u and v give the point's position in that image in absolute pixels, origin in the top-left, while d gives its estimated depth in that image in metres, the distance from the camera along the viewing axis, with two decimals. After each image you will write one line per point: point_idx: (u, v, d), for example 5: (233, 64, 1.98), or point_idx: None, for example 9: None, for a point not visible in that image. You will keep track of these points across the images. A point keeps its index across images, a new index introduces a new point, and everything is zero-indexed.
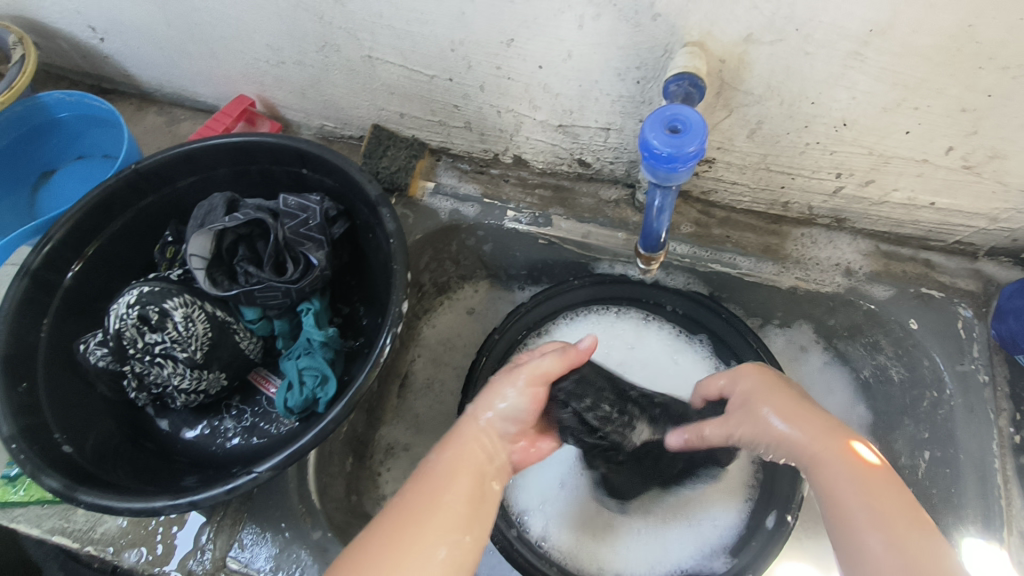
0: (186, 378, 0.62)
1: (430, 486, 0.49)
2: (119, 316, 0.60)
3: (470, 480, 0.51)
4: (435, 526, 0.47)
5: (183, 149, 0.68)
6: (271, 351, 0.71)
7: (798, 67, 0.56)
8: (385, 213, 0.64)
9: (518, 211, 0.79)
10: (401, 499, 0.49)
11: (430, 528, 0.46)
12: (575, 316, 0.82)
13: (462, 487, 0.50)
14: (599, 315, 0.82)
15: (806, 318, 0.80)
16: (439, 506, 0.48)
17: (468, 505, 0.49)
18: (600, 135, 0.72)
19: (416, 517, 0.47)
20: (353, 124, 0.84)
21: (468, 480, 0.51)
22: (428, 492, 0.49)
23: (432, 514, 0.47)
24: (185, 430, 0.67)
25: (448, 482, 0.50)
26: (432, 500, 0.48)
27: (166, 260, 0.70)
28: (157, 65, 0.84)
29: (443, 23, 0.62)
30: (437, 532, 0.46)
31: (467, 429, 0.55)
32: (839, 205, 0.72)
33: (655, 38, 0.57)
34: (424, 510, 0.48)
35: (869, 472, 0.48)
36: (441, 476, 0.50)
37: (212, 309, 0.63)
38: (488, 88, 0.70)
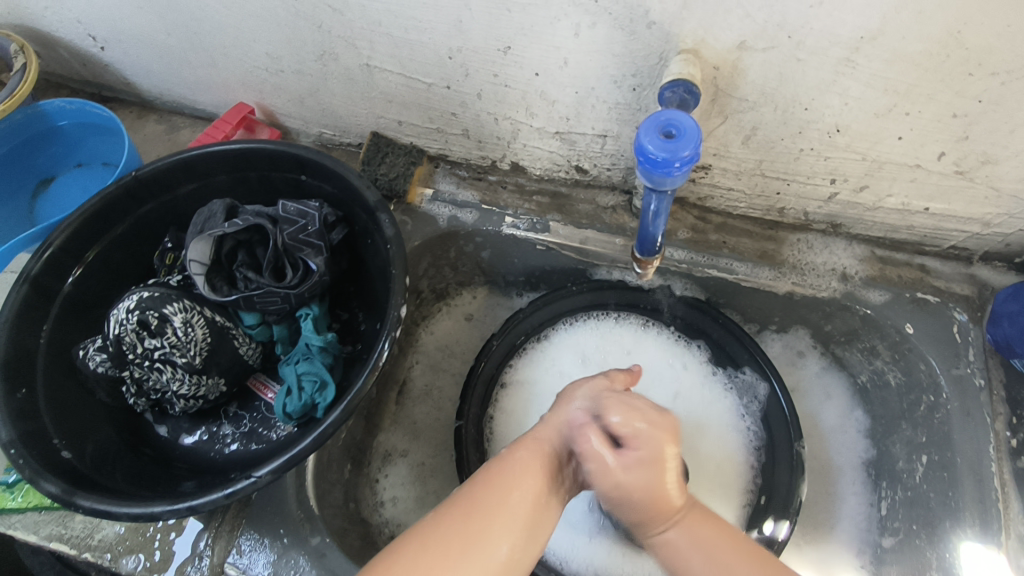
0: (184, 383, 0.62)
1: (495, 481, 0.51)
2: (118, 321, 0.60)
3: (544, 482, 0.51)
4: (499, 527, 0.48)
5: (184, 156, 0.68)
6: (269, 357, 0.71)
7: (791, 74, 0.56)
8: (384, 219, 0.65)
9: (516, 217, 0.80)
10: (471, 488, 0.50)
11: (494, 527, 0.48)
12: (573, 321, 0.82)
13: (532, 488, 0.50)
14: (598, 320, 0.82)
15: (803, 323, 0.80)
16: (505, 506, 0.49)
17: (534, 509, 0.50)
18: (597, 142, 0.72)
19: (484, 514, 0.48)
20: (351, 131, 0.84)
21: (539, 482, 0.51)
22: (498, 486, 0.50)
23: (500, 514, 0.48)
24: (183, 436, 0.67)
25: (516, 477, 0.51)
26: (501, 498, 0.49)
27: (165, 266, 0.70)
28: (157, 73, 0.84)
29: (441, 31, 0.63)
30: (504, 530, 0.48)
31: (545, 430, 0.55)
32: (834, 211, 0.73)
33: (650, 45, 0.58)
34: (491, 504, 0.49)
35: (698, 534, 0.51)
36: (516, 474, 0.51)
37: (212, 315, 0.63)
38: (485, 96, 0.70)
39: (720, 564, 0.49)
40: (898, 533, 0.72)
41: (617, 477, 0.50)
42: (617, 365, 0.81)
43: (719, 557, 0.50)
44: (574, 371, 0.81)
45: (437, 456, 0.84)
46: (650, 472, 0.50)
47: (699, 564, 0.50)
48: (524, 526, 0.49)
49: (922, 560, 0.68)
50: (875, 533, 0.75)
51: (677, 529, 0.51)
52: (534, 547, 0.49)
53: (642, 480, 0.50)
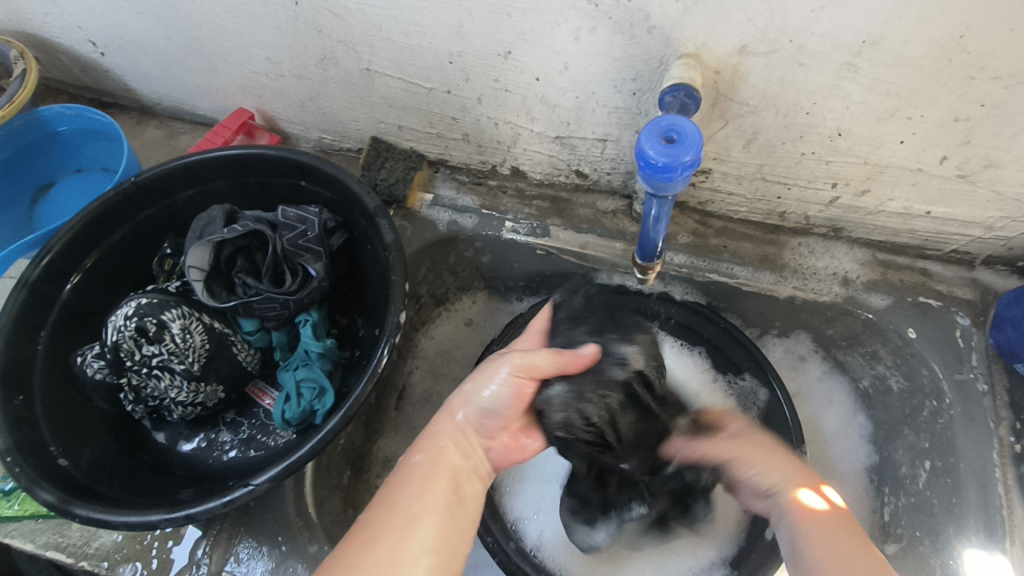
0: (182, 391, 0.62)
1: (397, 499, 0.50)
2: (116, 328, 0.60)
3: (444, 491, 0.51)
4: (415, 541, 0.47)
5: (183, 162, 0.68)
6: (268, 363, 0.70)
7: (792, 78, 0.56)
8: (383, 224, 0.64)
9: (516, 222, 0.80)
10: (375, 512, 0.49)
11: (410, 541, 0.47)
12: None
13: (438, 496, 0.51)
14: None
15: (804, 327, 0.80)
16: (408, 521, 0.48)
17: (449, 516, 0.50)
18: (597, 146, 0.72)
19: (394, 532, 0.47)
20: (351, 136, 0.84)
21: (444, 489, 0.52)
22: (393, 504, 0.49)
23: (407, 531, 0.48)
24: (181, 443, 0.67)
25: (417, 497, 0.51)
26: (398, 509, 0.49)
27: (164, 272, 0.70)
28: (157, 79, 0.84)
29: (441, 36, 0.63)
30: (414, 550, 0.47)
31: (440, 435, 0.56)
32: (835, 215, 0.72)
33: (650, 49, 0.57)
34: (392, 524, 0.48)
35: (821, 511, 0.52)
36: (405, 491, 0.51)
37: (210, 321, 0.63)
38: (485, 101, 0.70)
39: (839, 529, 0.51)
40: (902, 539, 0.72)
41: (742, 451, 0.60)
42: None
43: (839, 539, 0.50)
44: None
45: None
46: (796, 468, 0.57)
47: (817, 537, 0.50)
48: (438, 542, 0.48)
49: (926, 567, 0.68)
50: (878, 539, 0.74)
51: (805, 501, 0.54)
52: (456, 551, 0.49)
53: (795, 470, 0.57)
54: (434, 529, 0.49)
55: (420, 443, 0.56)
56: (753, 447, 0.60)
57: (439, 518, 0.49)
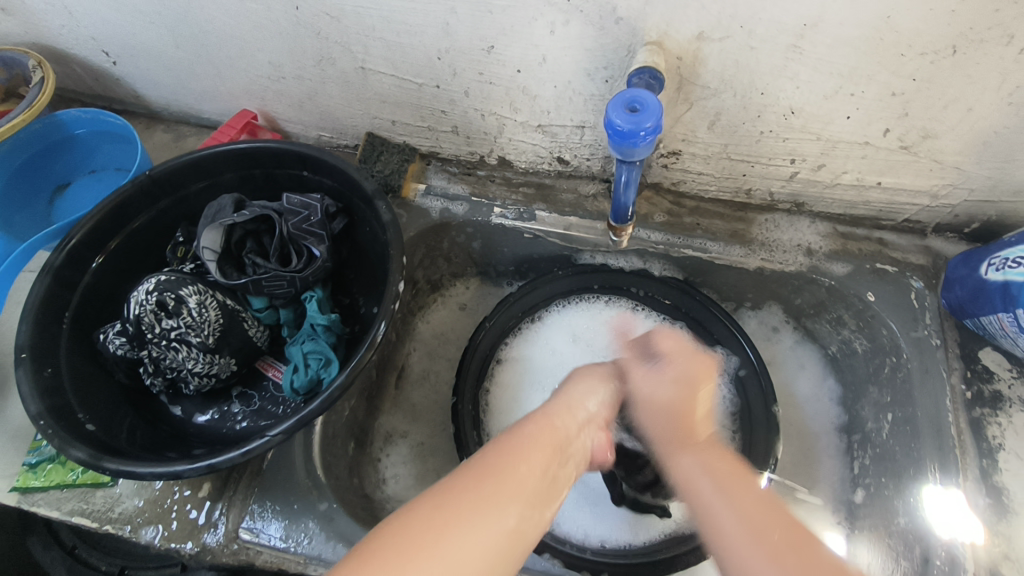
0: (199, 362, 0.67)
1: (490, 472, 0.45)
2: (139, 302, 0.65)
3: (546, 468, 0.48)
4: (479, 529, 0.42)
5: (193, 156, 0.74)
6: (276, 340, 0.75)
7: (745, 60, 0.63)
8: (380, 206, 0.70)
9: (504, 207, 0.86)
10: (475, 483, 0.44)
11: (478, 523, 0.42)
12: (566, 304, 0.88)
13: (546, 461, 0.48)
14: (588, 303, 0.88)
15: (775, 298, 0.86)
16: (512, 498, 0.44)
17: (544, 481, 0.47)
18: (576, 133, 0.79)
19: (469, 511, 0.42)
20: (348, 133, 0.90)
21: (550, 458, 0.48)
22: (495, 469, 0.46)
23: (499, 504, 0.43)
24: (196, 415, 0.71)
25: (526, 459, 0.47)
26: (511, 471, 0.46)
27: (177, 259, 0.75)
28: (166, 85, 0.90)
29: (430, 34, 0.69)
30: (516, 500, 0.44)
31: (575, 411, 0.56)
32: (797, 190, 0.79)
33: (618, 39, 0.64)
34: (480, 495, 0.43)
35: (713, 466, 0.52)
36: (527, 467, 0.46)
37: (223, 298, 0.68)
38: (472, 93, 0.77)
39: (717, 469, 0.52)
40: (870, 487, 0.76)
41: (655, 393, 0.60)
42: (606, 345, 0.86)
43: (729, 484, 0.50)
44: (564, 348, 0.87)
45: (435, 436, 0.88)
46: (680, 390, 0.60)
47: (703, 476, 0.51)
48: (535, 502, 0.45)
49: (891, 511, 0.71)
50: (849, 490, 0.80)
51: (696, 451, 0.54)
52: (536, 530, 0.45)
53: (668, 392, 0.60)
54: (525, 512, 0.44)
55: (535, 411, 0.53)
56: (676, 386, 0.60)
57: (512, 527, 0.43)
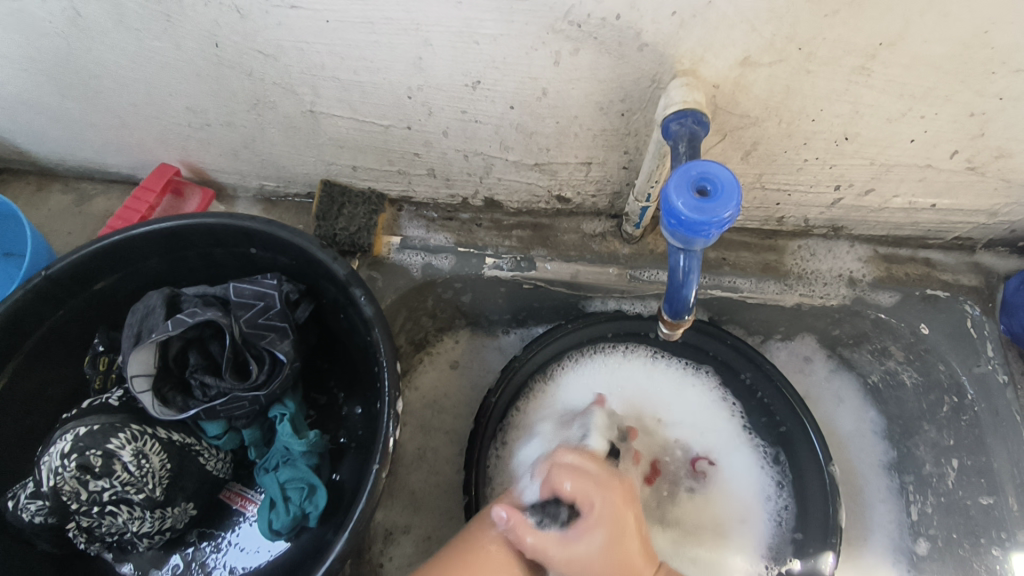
0: (146, 522, 0.53)
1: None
2: (54, 469, 0.50)
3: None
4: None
5: (104, 245, 0.57)
6: (241, 463, 0.61)
7: (798, 86, 0.51)
8: (358, 293, 0.56)
9: (498, 257, 0.72)
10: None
11: None
12: (579, 357, 0.75)
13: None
14: (605, 353, 0.76)
15: (809, 330, 0.76)
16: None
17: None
18: (581, 170, 0.65)
19: None
20: (297, 181, 0.74)
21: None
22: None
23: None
24: (153, 573, 0.58)
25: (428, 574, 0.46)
26: None
27: (100, 374, 0.59)
28: (56, 139, 0.72)
29: (397, 70, 0.54)
30: None
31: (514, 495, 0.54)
32: (836, 216, 0.68)
33: (641, 68, 0.50)
34: None
35: None
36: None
37: (168, 435, 0.53)
38: (452, 133, 0.62)
39: None
40: (936, 539, 0.70)
41: None
42: (633, 400, 0.75)
43: None
44: None
45: (442, 526, 0.77)
46: None
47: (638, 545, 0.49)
48: None
49: (970, 569, 0.67)
50: (908, 540, 0.73)
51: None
52: None
53: None
54: None
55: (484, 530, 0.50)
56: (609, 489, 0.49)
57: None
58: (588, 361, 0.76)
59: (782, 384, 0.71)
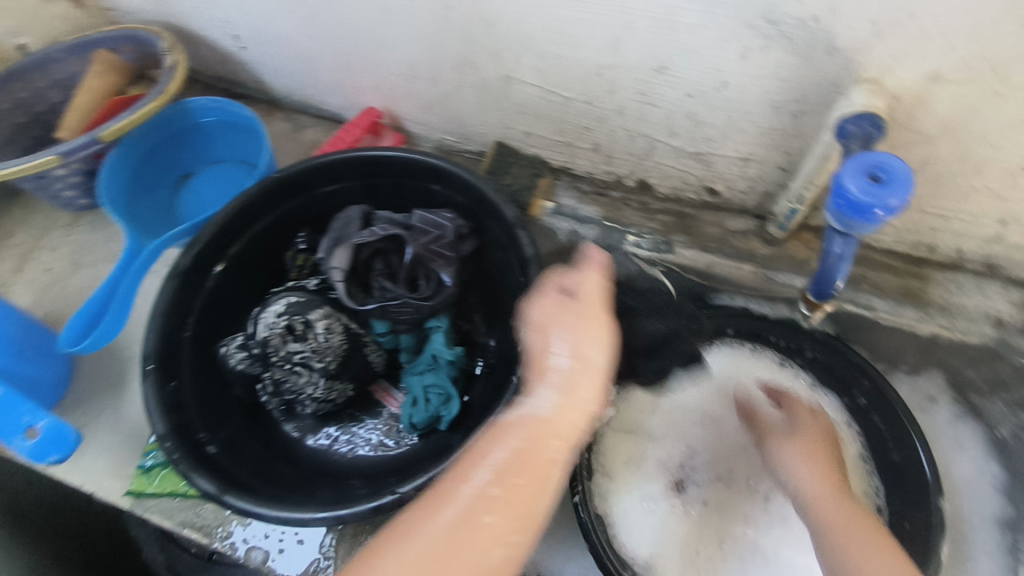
0: (319, 387, 0.64)
1: (486, 453, 0.42)
2: (267, 325, 0.62)
3: (521, 482, 0.41)
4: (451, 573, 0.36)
5: (322, 161, 0.69)
6: (392, 365, 0.72)
7: (982, 108, 0.52)
8: (523, 237, 0.64)
9: (640, 235, 0.77)
10: (461, 467, 0.42)
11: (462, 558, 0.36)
12: (706, 347, 0.78)
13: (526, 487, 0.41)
14: (733, 349, 0.78)
15: (940, 366, 0.74)
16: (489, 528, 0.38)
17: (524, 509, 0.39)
18: (738, 165, 0.70)
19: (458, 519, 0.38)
20: (474, 140, 0.84)
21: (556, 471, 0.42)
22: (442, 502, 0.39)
23: (470, 540, 0.37)
24: (308, 437, 0.69)
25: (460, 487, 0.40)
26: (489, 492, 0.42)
27: (297, 268, 0.73)
28: (291, 74, 0.86)
29: (595, 48, 0.62)
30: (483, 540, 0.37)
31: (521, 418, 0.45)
32: (996, 252, 0.69)
33: (825, 71, 0.54)
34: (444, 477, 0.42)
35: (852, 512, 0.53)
36: (468, 480, 0.40)
37: (349, 322, 0.65)
38: (625, 113, 0.69)
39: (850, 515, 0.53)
40: None
41: (809, 436, 0.62)
42: None
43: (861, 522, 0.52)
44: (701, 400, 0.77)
45: None
46: (819, 425, 0.64)
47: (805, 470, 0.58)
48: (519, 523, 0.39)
49: None
50: None
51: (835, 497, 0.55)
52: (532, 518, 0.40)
53: (818, 438, 0.62)
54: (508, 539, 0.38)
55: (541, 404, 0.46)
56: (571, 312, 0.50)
57: (514, 489, 0.40)
58: (711, 355, 0.78)
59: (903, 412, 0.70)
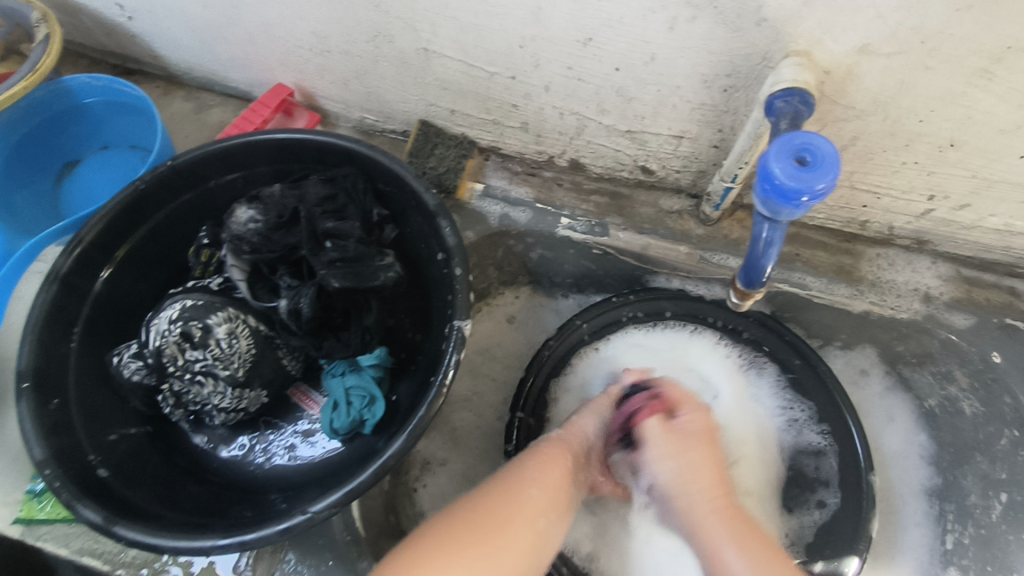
0: (226, 397, 0.58)
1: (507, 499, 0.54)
2: (160, 332, 0.56)
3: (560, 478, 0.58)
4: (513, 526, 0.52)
5: (224, 145, 0.62)
6: (311, 366, 0.66)
7: (913, 82, 0.50)
8: (444, 225, 0.59)
9: (573, 218, 0.74)
10: (536, 465, 0.58)
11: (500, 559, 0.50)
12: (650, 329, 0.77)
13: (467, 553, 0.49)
14: (675, 331, 0.77)
15: (872, 341, 0.75)
16: None
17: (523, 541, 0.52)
18: (671, 143, 0.67)
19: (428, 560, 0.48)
20: (396, 118, 0.78)
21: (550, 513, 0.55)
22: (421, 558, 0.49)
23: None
24: (220, 448, 0.64)
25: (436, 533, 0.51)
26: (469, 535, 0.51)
27: (201, 264, 0.65)
28: (187, 47, 0.78)
29: (516, 17, 0.56)
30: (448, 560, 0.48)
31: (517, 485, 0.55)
32: (923, 228, 0.67)
33: (754, 44, 0.51)
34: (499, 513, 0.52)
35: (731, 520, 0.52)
36: (533, 482, 0.56)
37: (256, 323, 0.58)
38: (553, 89, 0.64)
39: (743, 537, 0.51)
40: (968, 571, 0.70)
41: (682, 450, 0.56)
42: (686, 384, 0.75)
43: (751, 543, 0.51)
44: None
45: (476, 466, 0.80)
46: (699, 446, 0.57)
47: (672, 469, 0.55)
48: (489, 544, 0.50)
49: None
50: (937, 566, 0.72)
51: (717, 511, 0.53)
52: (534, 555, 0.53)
53: (688, 457, 0.56)
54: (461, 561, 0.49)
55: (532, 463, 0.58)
56: (675, 439, 0.57)
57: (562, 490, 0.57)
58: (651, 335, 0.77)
59: (833, 385, 0.70)
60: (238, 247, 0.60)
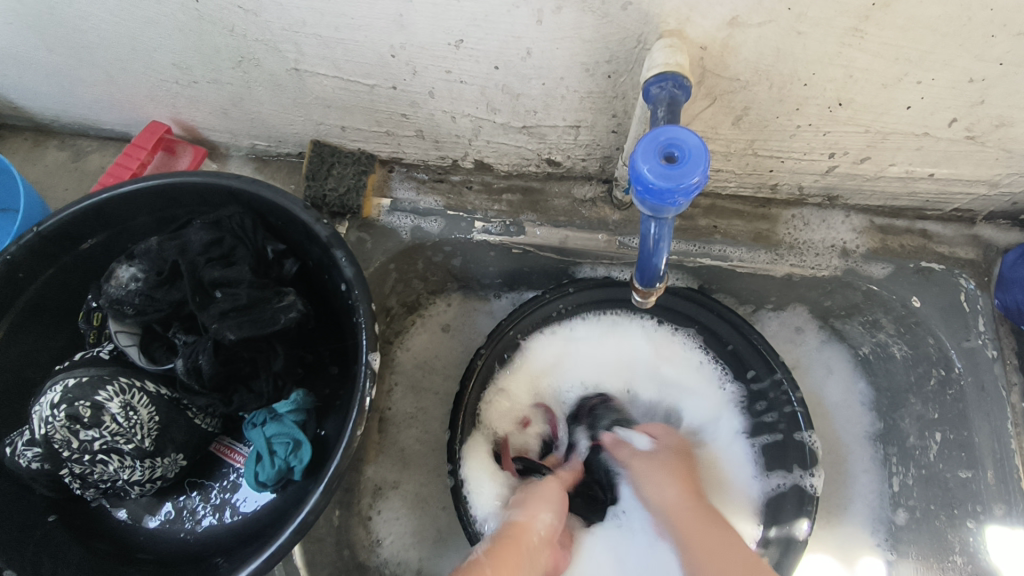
0: (136, 470, 0.55)
1: None
2: (44, 419, 0.52)
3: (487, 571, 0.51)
4: None
5: (92, 203, 0.58)
6: (232, 418, 0.64)
7: (789, 48, 0.49)
8: (339, 255, 0.56)
9: (486, 221, 0.71)
10: None
11: None
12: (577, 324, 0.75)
13: None
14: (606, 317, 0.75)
15: (801, 300, 0.75)
16: None
17: None
18: (569, 133, 0.64)
19: None
20: (288, 141, 0.74)
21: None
22: None
23: None
24: (147, 518, 0.61)
25: None
26: None
27: (93, 329, 0.61)
28: (46, 94, 0.72)
29: (378, 28, 0.53)
30: None
31: None
32: (832, 184, 0.67)
33: (626, 28, 0.49)
34: None
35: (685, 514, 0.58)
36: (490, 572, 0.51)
37: (156, 389, 0.56)
38: (438, 94, 0.61)
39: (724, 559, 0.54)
40: (915, 510, 0.71)
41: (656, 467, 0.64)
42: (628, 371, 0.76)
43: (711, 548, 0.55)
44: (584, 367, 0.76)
45: (429, 483, 0.79)
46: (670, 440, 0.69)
47: (662, 487, 0.62)
48: None
49: (944, 542, 0.68)
50: (888, 509, 0.74)
51: (686, 506, 0.59)
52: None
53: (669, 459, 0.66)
54: None
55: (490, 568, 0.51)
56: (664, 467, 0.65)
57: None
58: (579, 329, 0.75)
59: (765, 351, 0.71)
60: (121, 310, 0.57)
